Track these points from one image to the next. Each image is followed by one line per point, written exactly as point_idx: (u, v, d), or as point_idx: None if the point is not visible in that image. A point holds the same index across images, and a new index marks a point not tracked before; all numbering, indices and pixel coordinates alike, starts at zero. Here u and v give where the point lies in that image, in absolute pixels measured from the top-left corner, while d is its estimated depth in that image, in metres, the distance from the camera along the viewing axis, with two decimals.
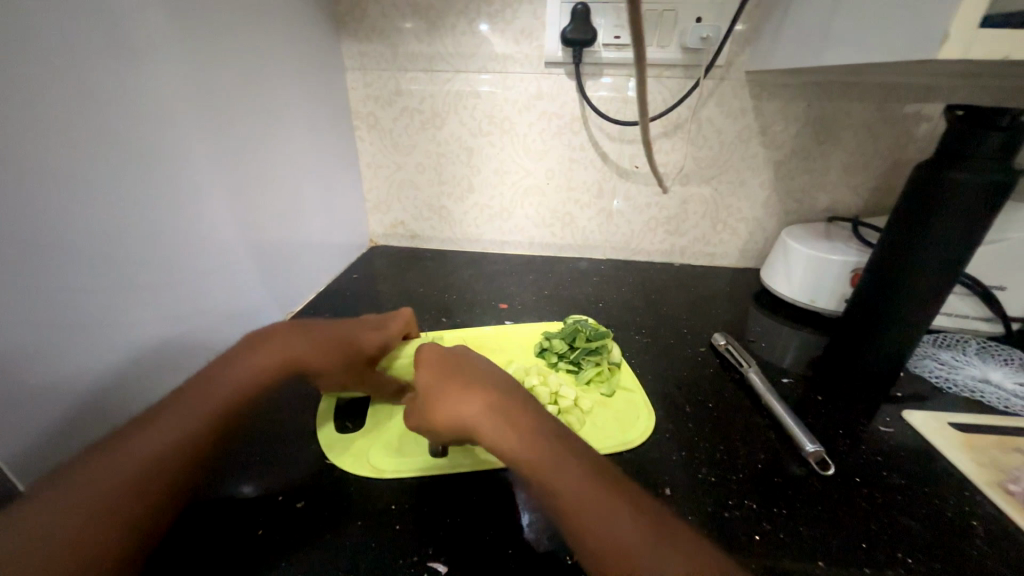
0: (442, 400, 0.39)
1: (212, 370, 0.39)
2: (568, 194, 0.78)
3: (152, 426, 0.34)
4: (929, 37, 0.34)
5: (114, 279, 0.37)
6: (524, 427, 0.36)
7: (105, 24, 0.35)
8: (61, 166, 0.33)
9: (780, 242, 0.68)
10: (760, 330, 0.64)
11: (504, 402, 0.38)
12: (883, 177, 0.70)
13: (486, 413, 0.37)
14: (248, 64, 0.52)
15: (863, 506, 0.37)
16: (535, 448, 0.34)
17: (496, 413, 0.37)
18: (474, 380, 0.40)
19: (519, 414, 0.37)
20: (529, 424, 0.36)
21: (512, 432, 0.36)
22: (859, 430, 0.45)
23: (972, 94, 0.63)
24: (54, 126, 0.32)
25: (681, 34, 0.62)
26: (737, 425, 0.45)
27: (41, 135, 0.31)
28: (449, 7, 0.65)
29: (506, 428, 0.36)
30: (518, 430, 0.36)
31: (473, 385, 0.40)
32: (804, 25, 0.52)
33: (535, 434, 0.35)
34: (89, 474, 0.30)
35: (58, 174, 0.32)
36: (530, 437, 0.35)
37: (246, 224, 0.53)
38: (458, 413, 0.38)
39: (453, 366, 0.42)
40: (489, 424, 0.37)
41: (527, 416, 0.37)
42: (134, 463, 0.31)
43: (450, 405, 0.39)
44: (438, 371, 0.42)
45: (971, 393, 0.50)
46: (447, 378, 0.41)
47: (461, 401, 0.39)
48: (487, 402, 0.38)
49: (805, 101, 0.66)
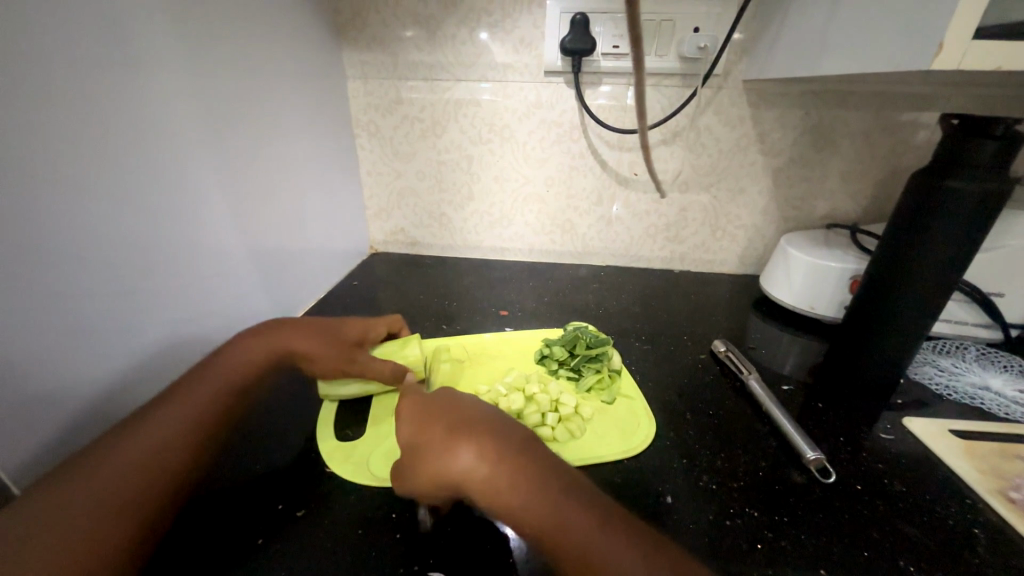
0: (431, 452, 0.36)
1: (204, 367, 0.40)
2: (568, 200, 0.78)
3: (147, 425, 0.34)
4: (924, 47, 0.35)
5: (116, 285, 0.37)
6: (522, 479, 0.34)
7: (109, 34, 0.36)
8: (64, 173, 0.33)
9: (779, 249, 0.68)
10: (760, 336, 0.64)
11: (497, 449, 0.36)
12: (881, 184, 0.70)
13: (480, 466, 0.35)
14: (250, 72, 0.52)
15: (865, 514, 0.37)
16: (539, 506, 0.32)
17: (492, 466, 0.35)
18: (462, 427, 0.37)
19: (516, 461, 0.35)
20: (527, 475, 0.34)
21: (511, 487, 0.33)
22: (860, 437, 0.45)
23: (967, 103, 0.63)
24: (60, 135, 0.32)
25: (679, 44, 0.63)
26: (738, 432, 0.45)
27: (47, 143, 0.32)
28: (449, 17, 0.66)
29: (505, 483, 0.34)
30: (517, 484, 0.33)
31: (462, 433, 0.37)
32: (800, 35, 0.52)
33: (536, 489, 0.33)
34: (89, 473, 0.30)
35: (63, 181, 0.33)
36: (531, 491, 0.33)
37: (247, 231, 0.53)
38: (450, 469, 0.35)
39: (438, 413, 0.39)
40: (486, 477, 0.34)
41: (523, 463, 0.35)
42: (132, 462, 0.32)
43: (440, 459, 0.35)
44: (422, 420, 0.39)
45: (971, 400, 0.50)
46: (433, 429, 0.38)
47: (450, 455, 0.35)
48: (478, 453, 0.35)
49: (802, 110, 0.67)
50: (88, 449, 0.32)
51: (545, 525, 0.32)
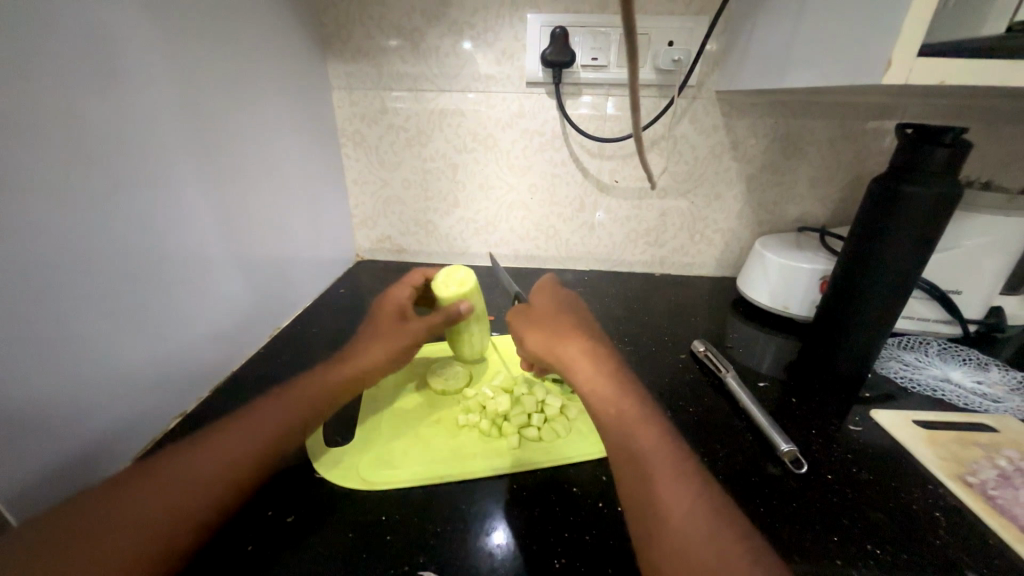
0: (551, 335, 0.47)
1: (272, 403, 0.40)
2: (552, 207, 0.80)
3: (207, 445, 0.35)
4: (876, 62, 0.38)
5: (101, 298, 0.37)
6: (616, 384, 0.41)
7: (96, 47, 0.36)
8: (48, 185, 0.33)
9: (754, 252, 0.71)
10: (737, 336, 0.67)
11: (605, 359, 0.44)
12: (848, 189, 0.74)
13: (583, 356, 0.44)
14: (237, 83, 0.53)
15: (835, 502, 0.39)
16: (617, 402, 0.39)
17: (594, 363, 0.43)
18: (588, 339, 0.46)
19: (615, 375, 0.42)
20: (620, 386, 0.41)
21: (600, 380, 0.41)
22: (831, 430, 0.47)
23: (924, 112, 0.67)
24: (43, 147, 0.32)
25: (655, 56, 0.66)
26: (717, 428, 0.47)
27: (30, 155, 0.32)
28: (433, 29, 0.68)
29: (598, 376, 0.42)
30: (607, 381, 0.41)
31: (585, 340, 0.46)
32: (768, 49, 0.55)
33: (621, 393, 0.40)
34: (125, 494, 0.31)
35: (47, 192, 0.33)
36: (617, 392, 0.40)
37: (233, 240, 0.53)
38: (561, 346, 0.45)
39: (574, 322, 0.48)
40: (582, 365, 0.43)
41: (623, 379, 0.42)
42: (179, 486, 0.32)
43: (555, 340, 0.46)
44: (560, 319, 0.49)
45: (934, 392, 0.53)
46: (565, 326, 0.48)
47: (568, 342, 0.45)
48: (589, 353, 0.44)
49: (772, 119, 0.70)
50: (150, 466, 0.33)
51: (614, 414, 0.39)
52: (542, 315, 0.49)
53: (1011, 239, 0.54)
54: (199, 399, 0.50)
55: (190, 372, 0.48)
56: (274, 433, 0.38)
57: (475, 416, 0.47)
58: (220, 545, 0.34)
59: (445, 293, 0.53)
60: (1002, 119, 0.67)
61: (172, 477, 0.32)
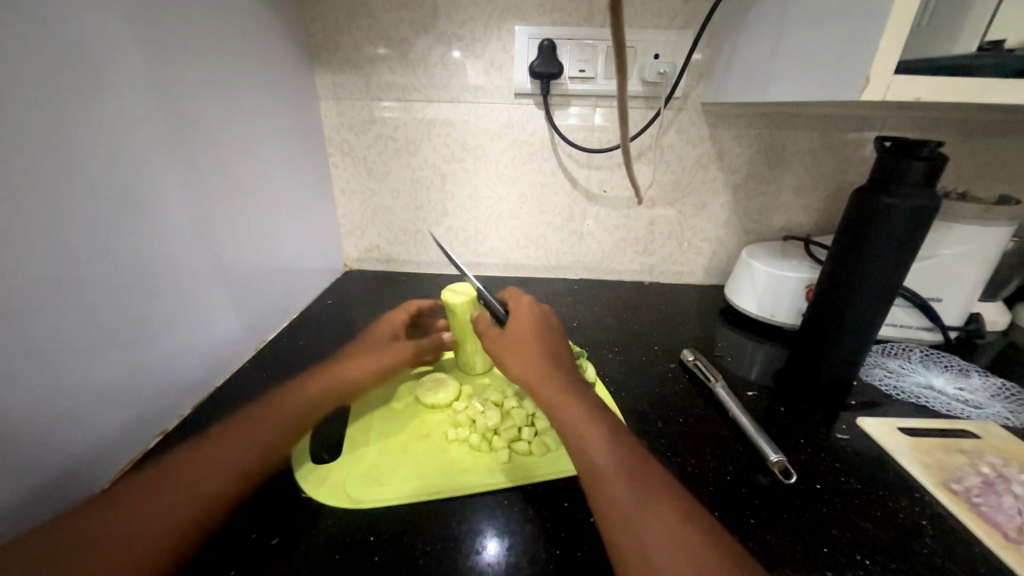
0: (525, 361, 0.46)
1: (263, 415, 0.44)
2: (542, 217, 0.80)
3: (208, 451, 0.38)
4: (856, 79, 0.38)
5: (84, 316, 0.36)
6: (587, 410, 0.41)
7: (79, 59, 0.35)
8: (26, 196, 0.32)
9: (741, 261, 0.72)
10: (726, 344, 0.67)
11: (572, 385, 0.44)
12: (830, 199, 0.76)
13: (556, 385, 0.43)
14: (223, 95, 0.52)
15: (824, 510, 0.39)
16: (589, 431, 0.39)
17: (565, 392, 0.43)
18: (558, 365, 0.46)
19: (584, 400, 0.42)
20: (589, 410, 0.41)
21: (572, 410, 0.41)
22: (819, 438, 0.48)
23: (902, 124, 0.69)
24: (21, 157, 0.31)
25: (641, 69, 0.67)
26: (707, 439, 0.47)
27: (9, 165, 0.31)
28: (421, 40, 0.68)
29: (570, 405, 0.41)
30: (578, 408, 0.41)
31: (556, 366, 0.46)
32: (751, 63, 0.56)
33: (592, 419, 0.40)
34: (130, 498, 0.33)
35: (25, 203, 0.32)
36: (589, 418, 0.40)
37: (219, 252, 0.52)
38: (534, 375, 0.45)
39: (545, 345, 0.49)
40: (556, 394, 0.43)
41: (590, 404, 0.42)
42: (180, 483, 0.35)
43: (528, 367, 0.45)
44: (533, 342, 0.48)
45: (917, 398, 0.54)
46: (537, 350, 0.47)
47: (539, 369, 0.45)
48: (561, 380, 0.44)
49: (756, 130, 0.71)
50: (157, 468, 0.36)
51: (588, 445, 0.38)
52: (514, 337, 0.49)
53: (988, 248, 0.56)
54: (182, 416, 0.48)
55: (174, 387, 0.47)
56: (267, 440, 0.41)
57: (465, 430, 0.47)
58: (205, 568, 0.33)
59: (459, 300, 0.53)
60: (975, 131, 0.69)
61: (175, 482, 0.35)
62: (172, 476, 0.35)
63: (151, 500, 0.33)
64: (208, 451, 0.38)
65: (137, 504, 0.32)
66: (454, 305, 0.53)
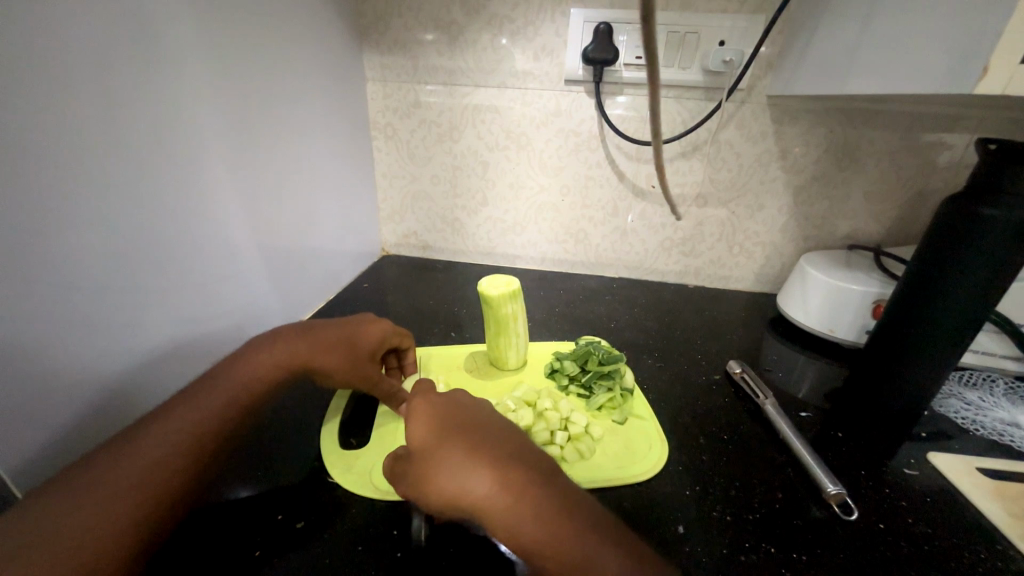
0: (447, 467, 0.33)
1: (209, 376, 0.38)
2: (583, 210, 0.77)
3: (173, 419, 0.34)
4: (969, 70, 0.33)
5: (124, 283, 0.37)
6: (544, 500, 0.30)
7: (132, 30, 0.36)
8: (56, 166, 0.32)
9: (799, 269, 0.66)
10: (775, 357, 0.62)
11: (508, 468, 0.32)
12: (907, 206, 0.69)
13: (497, 491, 0.31)
14: (269, 69, 0.52)
15: (888, 556, 0.35)
16: (552, 530, 0.29)
17: (509, 490, 0.31)
18: (482, 443, 0.34)
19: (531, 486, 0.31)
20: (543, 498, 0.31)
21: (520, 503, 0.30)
22: (882, 471, 0.43)
23: (1002, 127, 0.61)
24: (56, 131, 0.31)
25: (704, 57, 0.62)
26: (755, 460, 0.44)
27: (46, 137, 0.31)
28: (471, 22, 0.66)
29: (523, 506, 0.30)
30: (534, 507, 0.30)
31: (478, 449, 0.33)
32: (829, 50, 0.51)
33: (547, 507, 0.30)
34: (101, 475, 0.30)
35: (54, 174, 0.32)
36: (556, 516, 0.30)
37: (258, 227, 0.53)
38: (463, 489, 0.31)
39: (459, 422, 0.36)
40: (500, 506, 0.30)
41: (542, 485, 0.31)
42: (142, 461, 0.31)
43: (452, 480, 0.32)
44: (449, 431, 0.35)
45: (999, 436, 0.48)
46: (450, 441, 0.34)
47: (462, 475, 0.32)
48: (497, 476, 0.32)
49: (828, 127, 0.65)
50: (120, 438, 0.32)
51: (563, 550, 0.29)
52: (422, 443, 0.35)
53: None
54: None
55: (212, 362, 0.48)
56: (227, 406, 0.37)
57: None
58: (228, 546, 0.34)
59: (495, 291, 0.51)
60: None
61: (132, 457, 0.31)
62: (114, 458, 0.31)
63: (110, 476, 0.30)
64: (156, 425, 0.34)
65: (106, 480, 0.30)
66: (490, 296, 0.52)
